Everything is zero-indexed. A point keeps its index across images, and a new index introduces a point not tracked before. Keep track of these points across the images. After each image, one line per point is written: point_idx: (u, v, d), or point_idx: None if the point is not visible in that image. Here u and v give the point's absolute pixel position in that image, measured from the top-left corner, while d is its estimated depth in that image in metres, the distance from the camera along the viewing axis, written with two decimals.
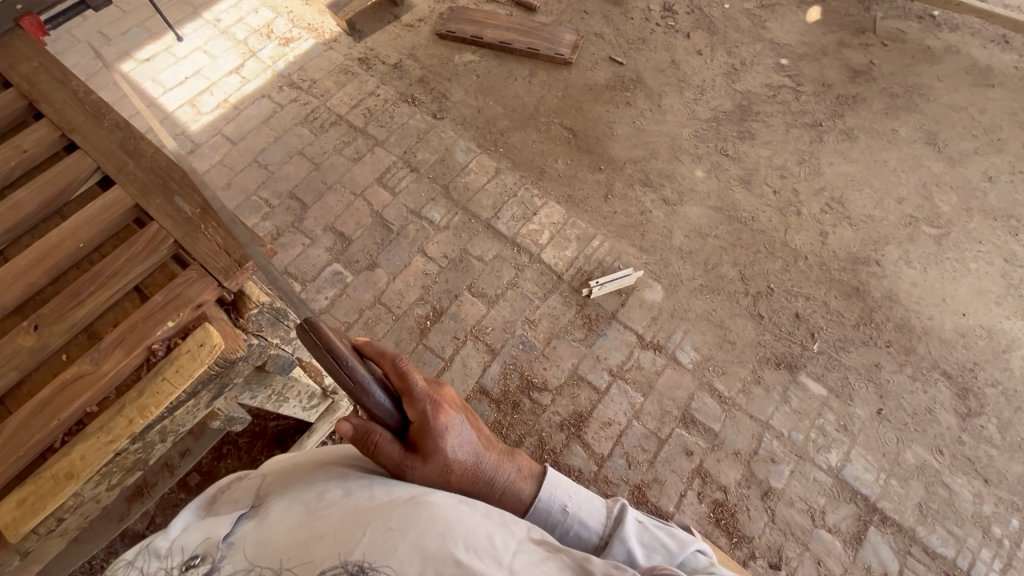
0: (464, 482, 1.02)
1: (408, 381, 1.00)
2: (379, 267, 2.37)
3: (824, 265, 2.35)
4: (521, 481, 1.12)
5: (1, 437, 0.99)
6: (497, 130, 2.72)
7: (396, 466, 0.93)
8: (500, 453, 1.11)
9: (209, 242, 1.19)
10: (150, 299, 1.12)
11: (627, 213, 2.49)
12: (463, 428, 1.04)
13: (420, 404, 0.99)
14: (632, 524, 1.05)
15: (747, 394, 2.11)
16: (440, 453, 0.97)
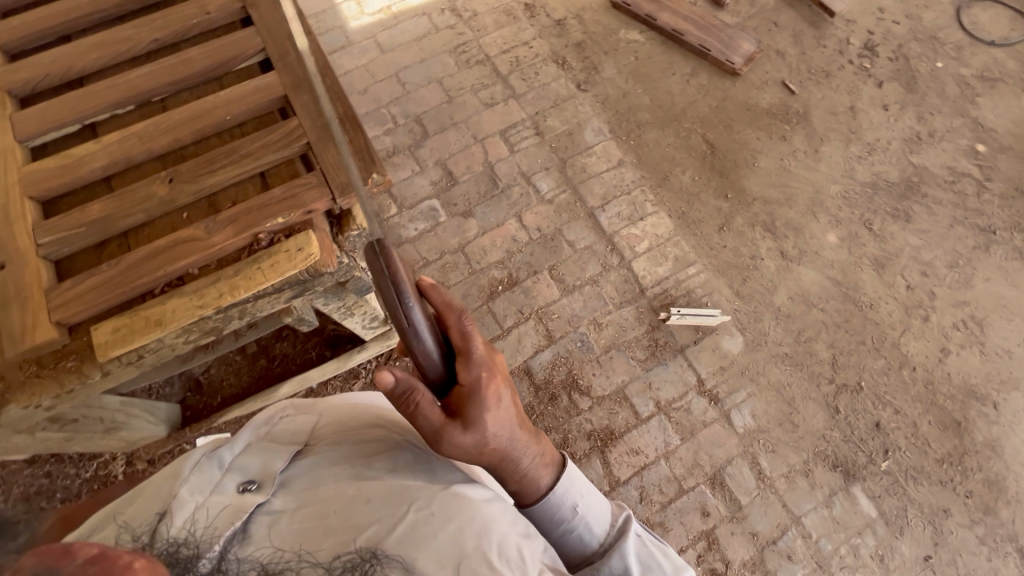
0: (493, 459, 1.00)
1: (466, 342, 0.96)
2: (473, 217, 2.39)
3: (931, 385, 2.09)
4: (544, 468, 1.07)
5: (117, 268, 1.11)
6: (636, 121, 2.59)
7: (433, 429, 0.91)
8: (535, 437, 1.06)
9: (338, 155, 1.21)
10: (270, 191, 1.18)
11: (737, 252, 2.32)
12: (506, 404, 0.99)
13: (472, 371, 0.95)
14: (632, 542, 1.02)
15: (789, 482, 1.97)
16: (477, 426, 0.94)
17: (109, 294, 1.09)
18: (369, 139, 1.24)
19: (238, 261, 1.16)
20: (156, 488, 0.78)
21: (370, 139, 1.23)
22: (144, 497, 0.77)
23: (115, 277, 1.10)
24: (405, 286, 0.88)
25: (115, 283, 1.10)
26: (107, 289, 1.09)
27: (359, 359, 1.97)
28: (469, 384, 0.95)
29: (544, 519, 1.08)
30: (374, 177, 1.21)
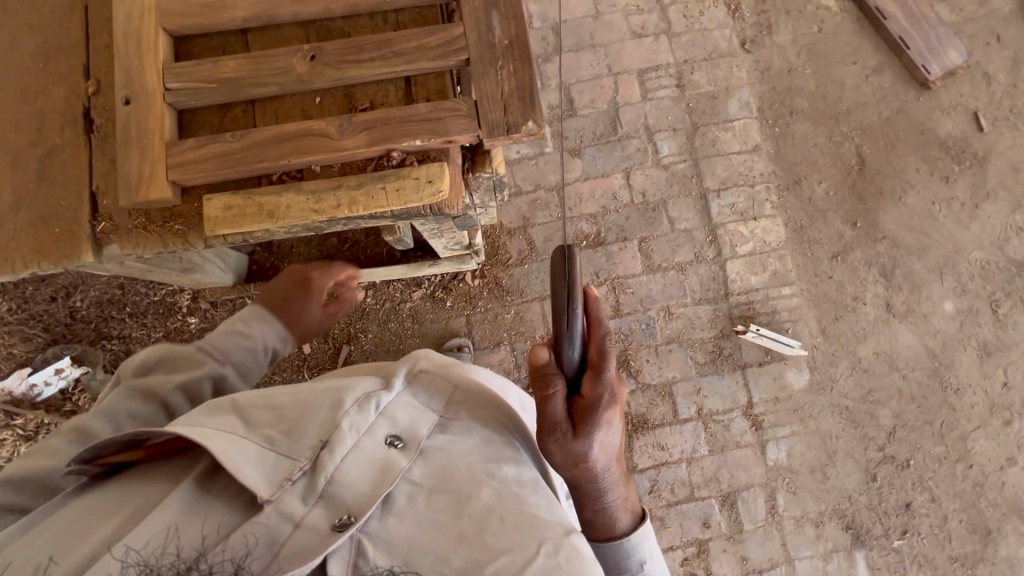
0: (582, 482, 0.93)
1: (603, 362, 0.93)
2: (580, 159, 2.20)
3: (979, 487, 2.01)
4: (624, 510, 0.96)
5: (241, 143, 1.03)
6: (791, 105, 2.26)
7: (547, 424, 0.89)
8: (626, 482, 0.97)
9: (496, 86, 1.06)
10: (414, 105, 1.05)
11: (840, 287, 2.13)
12: (615, 437, 0.94)
13: (601, 389, 0.92)
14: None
15: (797, 525, 1.98)
16: (586, 443, 0.89)
17: (227, 168, 1.02)
18: (536, 77, 1.07)
19: (362, 171, 1.07)
20: (295, 419, 0.76)
21: (536, 77, 1.06)
22: (286, 424, 0.76)
23: (236, 151, 1.03)
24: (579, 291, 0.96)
25: (236, 158, 1.02)
26: (228, 162, 1.02)
27: (426, 271, 1.93)
28: (594, 398, 0.91)
29: (603, 563, 0.96)
30: (529, 125, 1.06)
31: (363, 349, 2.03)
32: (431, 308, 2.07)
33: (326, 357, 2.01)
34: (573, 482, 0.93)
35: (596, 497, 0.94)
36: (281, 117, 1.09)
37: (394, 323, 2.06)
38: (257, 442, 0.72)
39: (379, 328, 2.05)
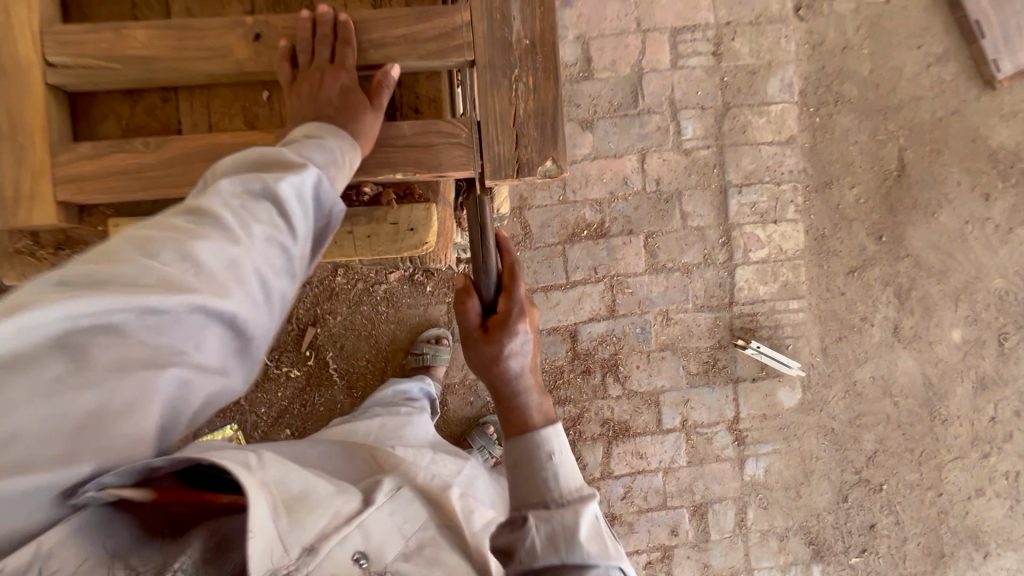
0: (496, 391, 0.96)
1: (514, 276, 0.99)
2: (591, 133, 1.91)
3: (942, 514, 2.03)
4: (537, 412, 0.93)
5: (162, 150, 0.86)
6: (837, 93, 1.98)
7: (465, 328, 0.98)
8: (544, 394, 0.97)
9: (511, 107, 0.90)
10: (399, 124, 0.92)
11: (850, 305, 1.99)
12: (532, 353, 0.99)
13: (513, 301, 0.98)
14: (588, 537, 0.77)
15: (762, 537, 1.98)
16: (499, 346, 0.95)
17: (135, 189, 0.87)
18: (560, 97, 0.90)
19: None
20: (295, 498, 0.66)
21: (561, 100, 0.90)
22: (290, 499, 0.65)
23: (144, 167, 0.86)
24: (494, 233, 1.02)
25: (145, 176, 0.86)
26: (144, 173, 0.86)
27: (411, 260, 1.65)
28: (507, 310, 0.97)
29: (511, 468, 0.88)
30: (546, 163, 0.91)
31: (331, 333, 1.82)
32: (410, 292, 1.85)
33: (289, 338, 1.80)
34: (490, 393, 0.97)
35: (509, 406, 0.93)
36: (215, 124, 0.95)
37: (366, 306, 1.83)
38: (272, 503, 0.61)
39: (349, 311, 1.83)
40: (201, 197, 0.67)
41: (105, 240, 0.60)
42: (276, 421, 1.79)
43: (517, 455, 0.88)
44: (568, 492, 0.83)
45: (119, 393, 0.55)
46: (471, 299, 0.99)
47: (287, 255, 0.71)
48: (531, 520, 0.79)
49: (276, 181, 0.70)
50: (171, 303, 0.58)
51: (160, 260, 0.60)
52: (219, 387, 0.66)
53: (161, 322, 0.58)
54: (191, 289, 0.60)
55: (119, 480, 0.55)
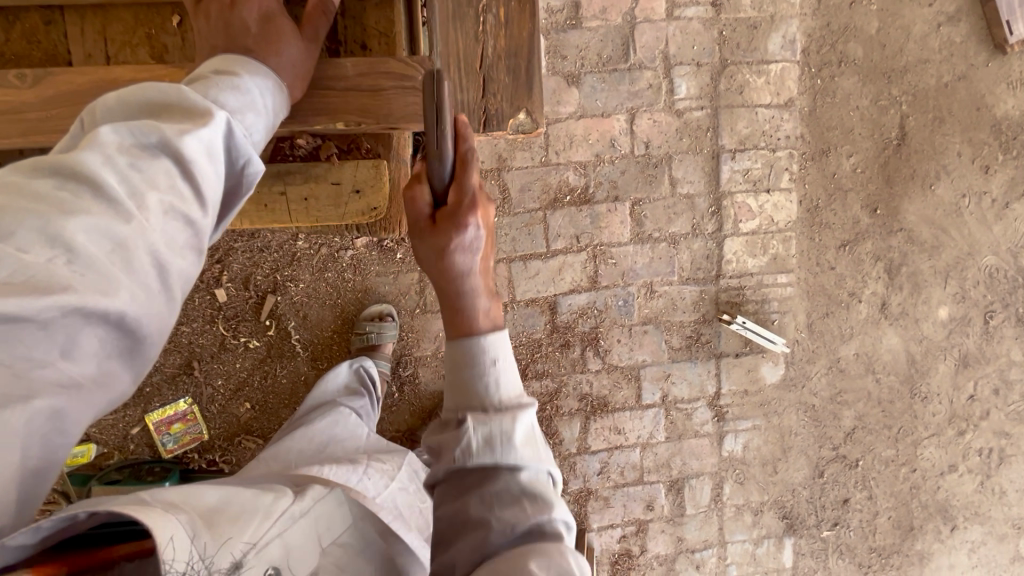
0: (443, 287, 0.86)
1: (468, 166, 0.82)
2: (578, 89, 1.75)
3: (915, 489, 2.04)
4: (485, 316, 0.85)
5: (71, 81, 0.85)
6: (841, 52, 1.84)
7: (412, 218, 0.84)
8: (492, 294, 0.88)
9: (478, 48, 0.84)
10: (339, 63, 0.87)
11: (840, 280, 1.93)
12: (483, 249, 0.86)
13: (465, 193, 0.82)
14: (522, 441, 0.78)
15: (737, 511, 1.97)
16: (444, 242, 0.82)
17: (10, 134, 0.85)
18: (538, 37, 0.85)
19: (267, 162, 1.01)
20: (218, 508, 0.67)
21: (537, 40, 0.84)
22: (211, 511, 0.66)
23: (21, 110, 0.85)
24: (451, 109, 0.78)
25: (25, 120, 0.85)
26: (60, 107, 0.85)
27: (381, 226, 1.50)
28: (459, 203, 0.82)
29: (452, 357, 0.83)
30: (519, 115, 0.87)
31: (292, 302, 1.68)
32: (378, 259, 1.71)
33: (247, 306, 1.67)
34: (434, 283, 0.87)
35: (453, 303, 0.85)
36: (111, 58, 0.94)
37: (331, 273, 1.70)
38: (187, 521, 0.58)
39: (312, 278, 1.69)
40: (76, 158, 0.57)
41: None
42: (235, 394, 1.68)
43: (458, 358, 0.82)
44: (508, 399, 0.80)
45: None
46: (420, 184, 0.84)
47: (193, 227, 0.63)
48: (468, 423, 0.78)
49: (176, 136, 0.62)
50: (33, 306, 0.49)
51: (18, 245, 0.51)
52: (100, 402, 0.57)
53: (20, 327, 0.49)
54: (62, 285, 0.52)
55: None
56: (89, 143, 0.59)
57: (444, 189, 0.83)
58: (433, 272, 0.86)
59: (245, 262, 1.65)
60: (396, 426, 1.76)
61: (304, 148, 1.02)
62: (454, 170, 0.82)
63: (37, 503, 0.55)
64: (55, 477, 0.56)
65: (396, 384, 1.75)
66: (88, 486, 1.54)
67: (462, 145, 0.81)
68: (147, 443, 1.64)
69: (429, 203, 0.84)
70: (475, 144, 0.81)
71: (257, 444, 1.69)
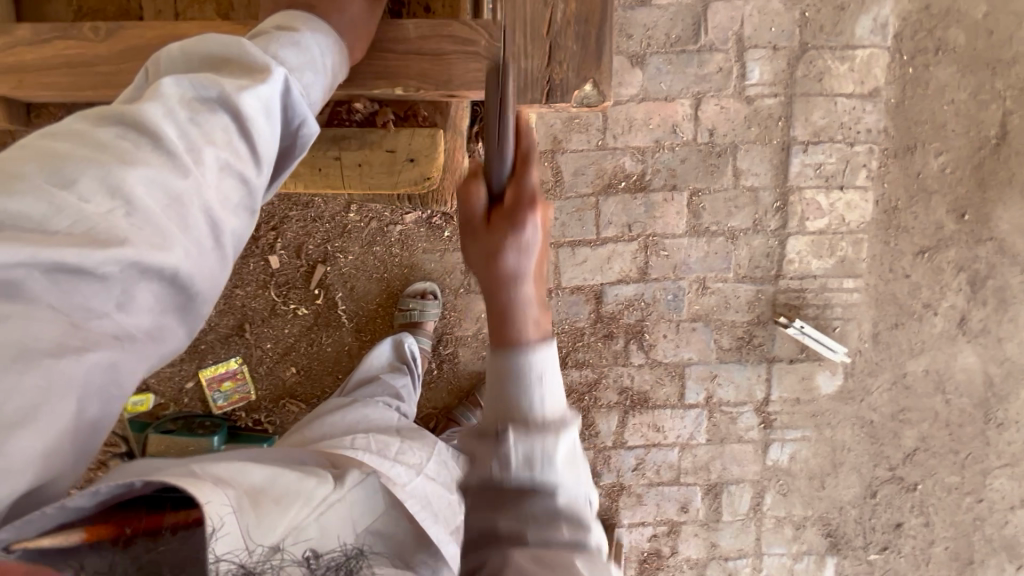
0: (490, 299, 0.70)
1: (529, 163, 0.68)
2: (642, 70, 1.67)
3: (979, 522, 1.88)
4: (535, 326, 0.69)
5: (142, 41, 0.87)
6: (939, 39, 1.68)
7: (463, 217, 0.70)
8: (546, 305, 0.71)
9: (546, 12, 0.80)
10: (402, 25, 0.85)
11: (914, 289, 1.78)
12: (541, 255, 0.70)
13: (525, 189, 0.68)
14: (564, 461, 0.65)
15: (778, 523, 1.88)
16: (498, 241, 0.67)
17: (82, 86, 0.88)
18: (609, 2, 0.81)
19: (323, 125, 1.00)
20: (263, 488, 0.65)
21: (610, 5, 0.80)
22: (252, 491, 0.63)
23: (93, 63, 0.87)
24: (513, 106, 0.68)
25: (96, 72, 0.87)
26: (132, 67, 0.87)
27: None
28: (517, 201, 0.67)
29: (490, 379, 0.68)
30: (585, 87, 0.82)
31: (341, 273, 1.71)
32: (426, 236, 1.71)
33: (298, 275, 1.71)
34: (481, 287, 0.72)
35: (497, 312, 0.69)
36: (180, 14, 0.96)
37: (379, 247, 1.71)
38: (233, 498, 0.57)
39: (361, 251, 1.71)
40: (140, 109, 0.57)
41: (15, 159, 0.52)
42: (282, 358, 1.73)
43: (500, 372, 0.67)
44: (552, 416, 0.66)
45: (10, 397, 0.47)
46: (475, 181, 0.69)
47: (247, 186, 0.63)
48: (508, 438, 0.64)
49: (235, 92, 0.61)
50: (92, 259, 0.50)
51: (81, 195, 0.52)
52: (154, 355, 0.58)
53: (81, 279, 0.51)
54: (120, 239, 0.52)
55: (23, 530, 0.48)
56: (152, 95, 0.59)
57: (501, 189, 0.69)
58: (480, 280, 0.71)
59: (298, 231, 1.69)
60: (434, 403, 1.77)
61: (361, 113, 1.00)
62: (514, 169, 0.68)
63: (92, 454, 0.56)
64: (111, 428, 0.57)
65: (436, 362, 1.76)
66: (145, 433, 1.64)
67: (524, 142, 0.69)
68: (200, 399, 1.72)
69: (484, 201, 0.69)
70: (536, 143, 0.69)
71: (300, 407, 1.74)
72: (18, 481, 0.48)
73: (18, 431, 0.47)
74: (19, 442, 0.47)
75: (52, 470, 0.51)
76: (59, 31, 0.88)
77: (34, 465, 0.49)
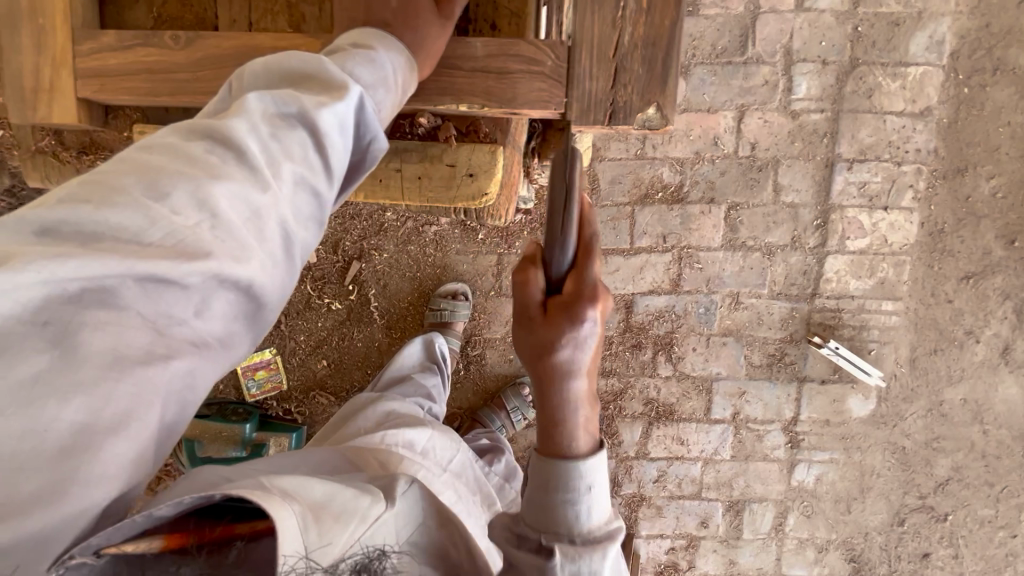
0: (541, 400, 0.70)
1: (591, 255, 0.69)
2: (686, 81, 1.65)
3: (1011, 557, 1.83)
4: (583, 433, 0.69)
5: (215, 48, 0.90)
6: (998, 59, 1.63)
7: (520, 306, 0.70)
8: (595, 404, 0.71)
9: (614, 35, 0.81)
10: (470, 42, 0.86)
11: (957, 315, 1.73)
12: (596, 354, 0.70)
13: (585, 284, 0.68)
14: (600, 486, 0.68)
15: (799, 544, 1.85)
16: (554, 337, 0.67)
17: (160, 92, 0.91)
18: (679, 26, 0.80)
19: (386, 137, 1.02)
20: (322, 505, 0.61)
21: (680, 30, 0.79)
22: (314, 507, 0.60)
23: (170, 70, 0.91)
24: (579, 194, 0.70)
25: (172, 79, 0.91)
26: (204, 73, 0.90)
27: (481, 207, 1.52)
28: (577, 294, 0.68)
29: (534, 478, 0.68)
30: (649, 110, 0.83)
31: (375, 270, 1.74)
32: (460, 238, 1.73)
33: (334, 270, 1.74)
34: (531, 379, 0.71)
35: (548, 416, 0.69)
36: (252, 24, 0.99)
37: (413, 246, 1.73)
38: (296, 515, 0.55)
39: (396, 249, 1.73)
40: (226, 123, 0.59)
41: (111, 171, 0.54)
42: (314, 351, 1.77)
43: (548, 477, 0.67)
44: (597, 530, 0.67)
45: (108, 404, 0.48)
46: (533, 268, 0.70)
47: (318, 200, 0.65)
48: (555, 552, 0.64)
49: (314, 109, 0.63)
50: (179, 268, 0.51)
51: (173, 207, 0.53)
52: (225, 362, 0.60)
53: (167, 288, 0.52)
54: (205, 250, 0.53)
55: (110, 537, 0.49)
56: (237, 110, 0.61)
57: (560, 277, 0.70)
58: (529, 369, 0.71)
59: (337, 227, 1.72)
60: (460, 403, 1.79)
61: (424, 127, 1.02)
62: (574, 257, 0.70)
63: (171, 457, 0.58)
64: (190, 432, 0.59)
65: (463, 363, 1.78)
66: None
67: (586, 230, 0.70)
68: (234, 385, 1.78)
69: (541, 290, 0.70)
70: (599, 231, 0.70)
71: (330, 400, 1.78)
72: (114, 484, 0.50)
73: (112, 438, 0.49)
74: (115, 448, 0.49)
75: (139, 473, 0.53)
76: (139, 38, 0.91)
77: (124, 469, 0.51)
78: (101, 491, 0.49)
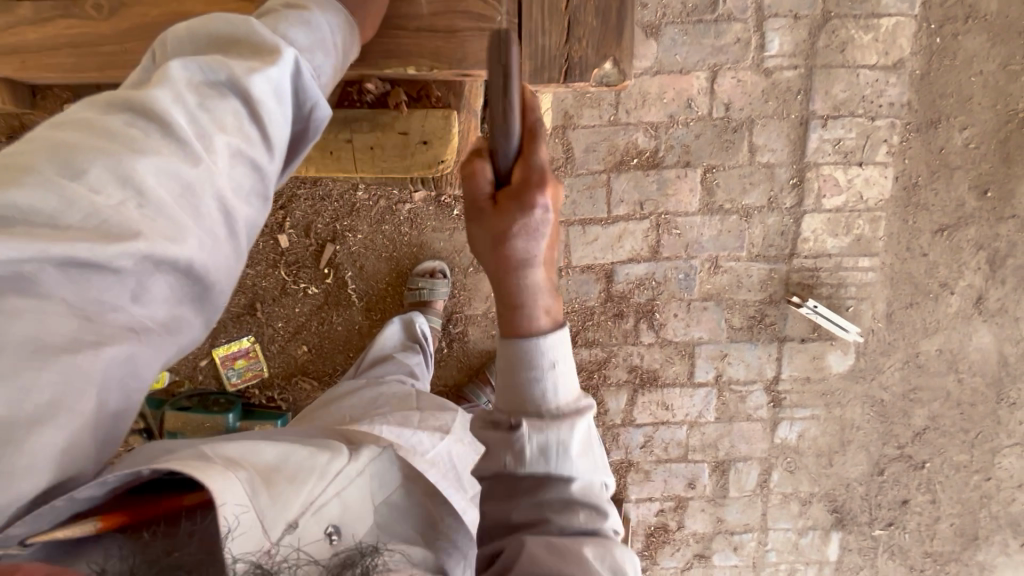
0: (502, 284, 0.77)
1: (537, 138, 0.70)
2: (657, 42, 1.61)
3: (985, 499, 1.90)
4: (545, 315, 0.78)
5: (144, 22, 0.85)
6: (969, 7, 1.61)
7: (470, 197, 0.72)
8: (553, 286, 0.79)
9: None
10: (414, 0, 0.84)
11: (931, 268, 1.75)
12: (551, 235, 0.74)
13: (534, 170, 0.70)
14: (577, 452, 0.78)
15: (784, 499, 1.90)
16: (507, 227, 0.71)
17: (84, 66, 0.87)
18: None
19: (335, 108, 0.99)
20: (275, 469, 0.61)
21: None
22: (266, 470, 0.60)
23: (98, 43, 0.86)
24: (518, 78, 0.65)
25: (101, 53, 0.86)
26: (133, 49, 0.86)
27: None
28: (525, 182, 0.69)
29: (501, 366, 0.80)
30: (605, 65, 0.81)
31: (350, 252, 1.70)
32: (435, 215, 1.70)
33: (308, 253, 1.70)
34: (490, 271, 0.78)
35: (507, 303, 0.78)
36: None
37: (388, 226, 1.70)
38: (247, 480, 0.55)
39: (370, 230, 1.70)
40: (148, 94, 0.56)
41: (25, 153, 0.52)
42: (293, 336, 1.74)
43: (512, 357, 0.78)
44: (565, 406, 0.78)
45: (30, 393, 0.47)
46: (481, 159, 0.70)
47: (259, 171, 0.62)
48: (525, 430, 0.77)
49: (245, 74, 0.60)
50: (105, 253, 0.50)
51: (92, 186, 0.51)
52: (171, 347, 0.59)
53: (95, 273, 0.51)
54: (133, 231, 0.52)
55: (38, 523, 0.49)
56: (160, 79, 0.58)
57: (508, 169, 0.71)
58: (488, 262, 0.77)
59: (307, 210, 1.68)
60: (444, 381, 1.79)
61: (373, 94, 0.99)
62: (520, 148, 0.69)
63: (117, 445, 0.57)
64: (135, 418, 0.58)
65: (445, 340, 1.77)
66: (161, 410, 1.66)
67: (530, 117, 0.71)
68: (213, 375, 1.75)
69: (490, 182, 0.71)
70: (541, 116, 0.71)
71: (313, 384, 1.76)
72: (43, 475, 0.49)
73: (39, 428, 0.48)
74: (43, 437, 0.48)
75: (75, 464, 0.52)
76: (58, 8, 0.86)
77: (55, 459, 0.49)
78: (27, 482, 0.48)
